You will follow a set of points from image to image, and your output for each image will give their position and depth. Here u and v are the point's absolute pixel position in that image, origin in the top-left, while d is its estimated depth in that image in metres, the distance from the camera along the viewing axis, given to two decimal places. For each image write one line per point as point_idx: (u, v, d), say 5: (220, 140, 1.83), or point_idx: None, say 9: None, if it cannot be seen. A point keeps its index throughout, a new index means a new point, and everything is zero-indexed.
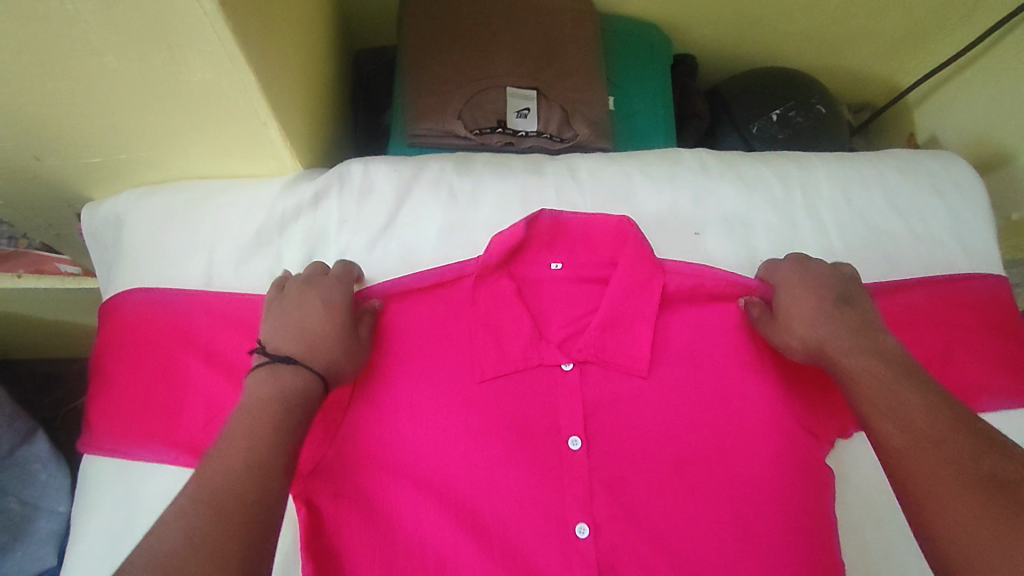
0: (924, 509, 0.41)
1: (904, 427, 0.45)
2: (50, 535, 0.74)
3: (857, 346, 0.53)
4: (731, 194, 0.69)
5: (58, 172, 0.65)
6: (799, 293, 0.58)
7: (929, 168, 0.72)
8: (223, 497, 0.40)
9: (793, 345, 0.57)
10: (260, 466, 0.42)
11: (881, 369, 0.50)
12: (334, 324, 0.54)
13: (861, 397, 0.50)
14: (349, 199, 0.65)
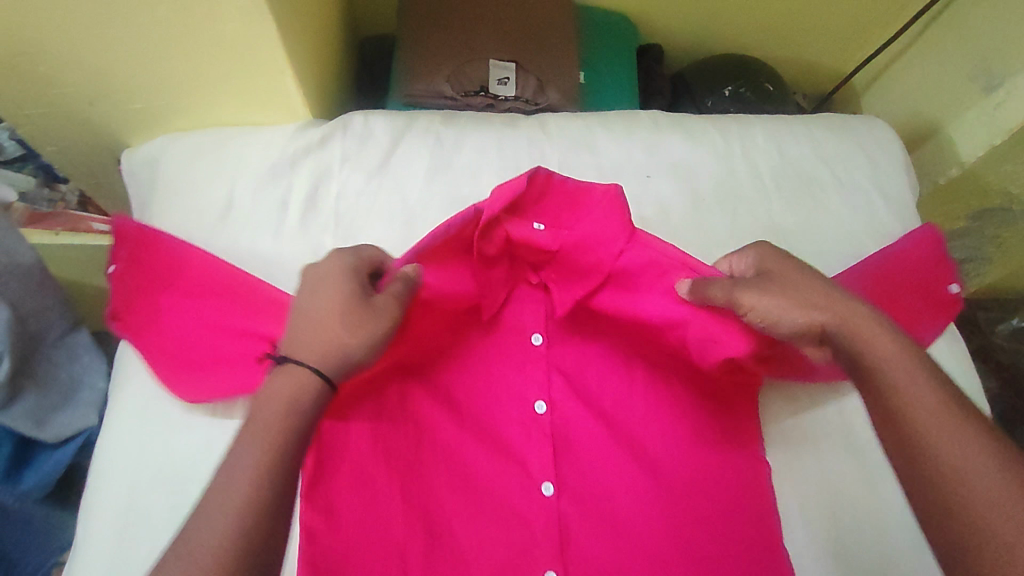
0: (967, 511, 0.42)
1: (939, 417, 0.46)
2: (90, 406, 0.66)
3: (869, 322, 0.51)
4: (679, 146, 0.80)
5: (105, 118, 0.77)
6: (801, 296, 0.53)
7: (853, 127, 0.83)
8: (252, 497, 0.44)
9: (780, 321, 0.54)
10: (276, 472, 0.45)
11: (893, 340, 0.50)
12: (344, 312, 0.52)
13: (881, 370, 0.49)
14: (351, 142, 0.77)
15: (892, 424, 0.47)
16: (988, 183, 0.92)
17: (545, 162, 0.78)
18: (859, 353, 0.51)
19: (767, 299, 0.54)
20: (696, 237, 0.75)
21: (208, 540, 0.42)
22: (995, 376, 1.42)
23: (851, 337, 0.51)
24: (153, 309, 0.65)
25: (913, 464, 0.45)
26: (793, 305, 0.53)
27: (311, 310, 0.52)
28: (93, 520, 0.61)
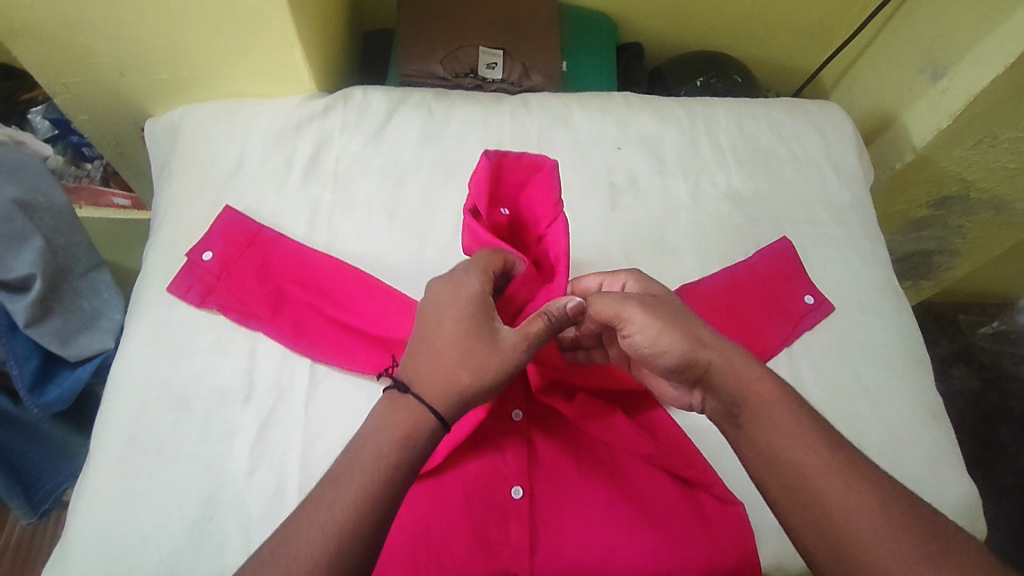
0: (825, 512, 0.49)
1: (817, 456, 0.50)
2: (108, 334, 0.77)
3: (744, 356, 0.56)
4: (648, 122, 0.88)
5: (133, 88, 0.86)
6: (667, 308, 0.58)
7: (810, 109, 0.93)
8: (358, 511, 0.46)
9: (660, 348, 0.57)
10: (381, 486, 0.47)
11: (764, 374, 0.55)
12: (468, 349, 0.53)
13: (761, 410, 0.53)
14: (351, 113, 0.85)
15: (776, 468, 0.51)
16: (939, 166, 1.00)
17: (525, 133, 0.86)
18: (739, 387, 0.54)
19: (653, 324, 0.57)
20: (660, 200, 0.83)
21: (305, 539, 0.44)
22: (974, 375, 1.44)
23: (731, 369, 0.55)
24: (264, 288, 0.72)
25: (795, 503, 0.50)
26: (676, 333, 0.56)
27: (438, 335, 0.53)
28: (105, 428, 0.66)
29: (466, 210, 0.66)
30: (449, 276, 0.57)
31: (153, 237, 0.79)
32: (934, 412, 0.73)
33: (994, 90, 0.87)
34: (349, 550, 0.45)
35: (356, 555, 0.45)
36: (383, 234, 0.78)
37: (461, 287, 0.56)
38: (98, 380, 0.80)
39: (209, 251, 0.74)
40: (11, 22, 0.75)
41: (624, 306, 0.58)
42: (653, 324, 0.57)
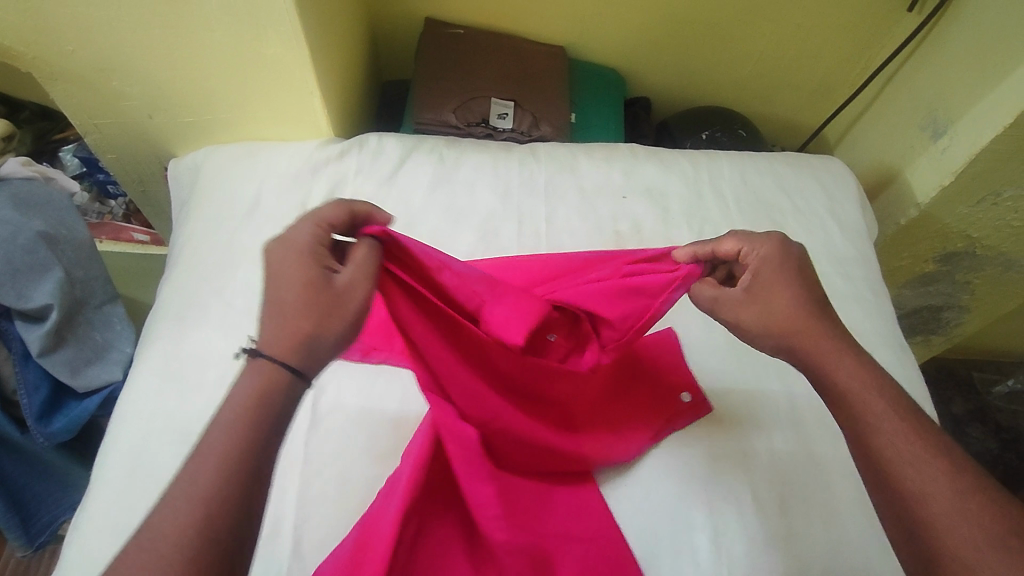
0: (912, 498, 0.45)
1: (906, 445, 0.47)
2: (117, 367, 0.77)
3: (828, 347, 0.53)
4: (653, 172, 0.91)
5: (160, 130, 0.91)
6: (764, 296, 0.58)
7: (813, 164, 0.96)
8: (210, 475, 0.41)
9: (755, 334, 0.58)
10: (234, 444, 0.43)
11: (872, 377, 0.51)
12: (302, 301, 0.48)
13: (850, 403, 0.51)
14: (366, 157, 0.89)
15: (862, 457, 0.49)
16: (944, 222, 1.01)
17: (533, 180, 0.89)
18: (830, 386, 0.52)
19: (741, 315, 0.58)
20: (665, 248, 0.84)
21: (174, 501, 0.41)
22: (990, 435, 1.40)
23: (817, 371, 0.54)
24: None
25: (888, 507, 0.46)
26: (768, 326, 0.57)
27: (277, 292, 0.49)
28: (106, 462, 0.66)
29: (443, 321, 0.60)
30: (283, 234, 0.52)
31: (170, 272, 0.81)
32: None
33: (994, 150, 0.88)
34: (214, 511, 0.40)
35: (223, 516, 0.41)
36: None
37: (292, 244, 0.51)
38: (105, 412, 0.80)
39: None
40: (50, 67, 0.80)
41: (716, 292, 0.61)
42: (748, 313, 0.58)
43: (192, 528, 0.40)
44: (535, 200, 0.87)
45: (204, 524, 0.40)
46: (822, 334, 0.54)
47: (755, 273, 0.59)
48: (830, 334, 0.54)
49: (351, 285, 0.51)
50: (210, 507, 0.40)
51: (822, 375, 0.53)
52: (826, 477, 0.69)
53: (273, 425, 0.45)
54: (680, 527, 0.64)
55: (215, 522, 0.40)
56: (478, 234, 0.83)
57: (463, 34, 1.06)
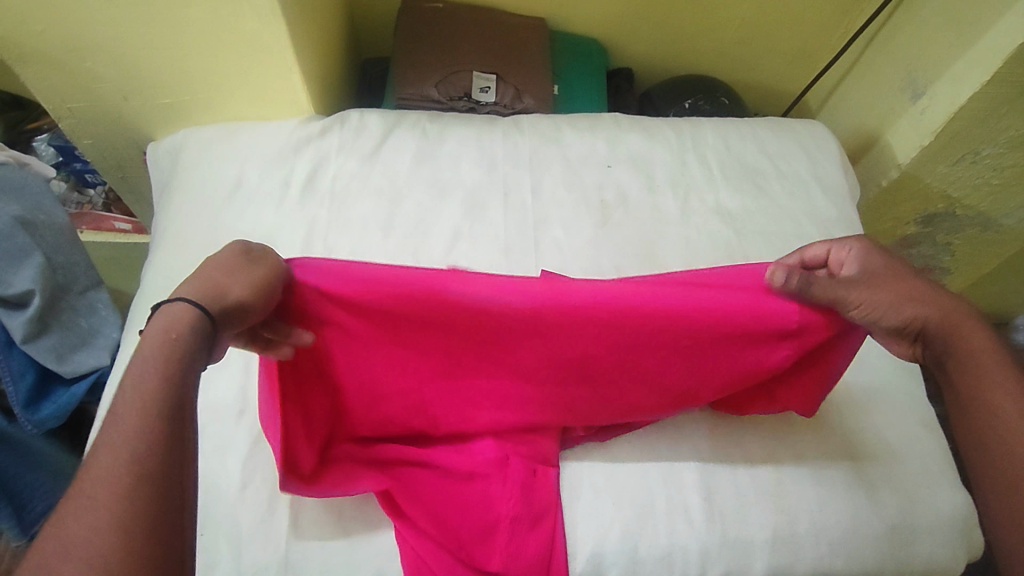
0: (1019, 477, 0.50)
1: (1016, 408, 0.52)
2: (105, 351, 0.77)
3: (961, 317, 0.56)
4: (638, 141, 0.91)
5: (136, 112, 0.89)
6: (901, 287, 0.57)
7: (795, 128, 0.97)
8: (139, 416, 0.42)
9: (880, 316, 0.56)
10: (162, 386, 0.43)
11: (1011, 376, 0.54)
12: (234, 269, 0.50)
13: (970, 362, 0.55)
14: (348, 134, 0.88)
15: (971, 412, 0.54)
16: (925, 183, 1.02)
17: (517, 151, 0.89)
18: (956, 348, 0.55)
19: (869, 301, 0.56)
20: (651, 215, 0.85)
21: (107, 446, 0.41)
22: None
23: (949, 338, 0.56)
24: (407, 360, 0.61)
25: (997, 452, 0.52)
26: (909, 296, 0.56)
27: (212, 259, 0.51)
28: None
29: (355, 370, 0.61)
30: (225, 236, 0.55)
31: (154, 255, 0.80)
32: (927, 422, 0.73)
33: (972, 108, 0.90)
34: (150, 444, 0.41)
35: (162, 451, 0.41)
36: (377, 251, 0.79)
37: (234, 241, 0.54)
38: (93, 398, 0.79)
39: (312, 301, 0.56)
40: (20, 48, 0.78)
41: (840, 284, 0.57)
42: (868, 296, 0.56)
43: (129, 466, 0.40)
44: (520, 171, 0.87)
45: (140, 460, 0.40)
46: (957, 300, 0.57)
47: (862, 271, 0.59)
48: (958, 302, 0.57)
49: (271, 264, 0.53)
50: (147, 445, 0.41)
51: (948, 341, 0.56)
52: (815, 431, 0.70)
53: (189, 365, 0.45)
54: (672, 489, 0.65)
55: (151, 454, 0.41)
56: (464, 208, 0.83)
57: (441, 7, 1.05)
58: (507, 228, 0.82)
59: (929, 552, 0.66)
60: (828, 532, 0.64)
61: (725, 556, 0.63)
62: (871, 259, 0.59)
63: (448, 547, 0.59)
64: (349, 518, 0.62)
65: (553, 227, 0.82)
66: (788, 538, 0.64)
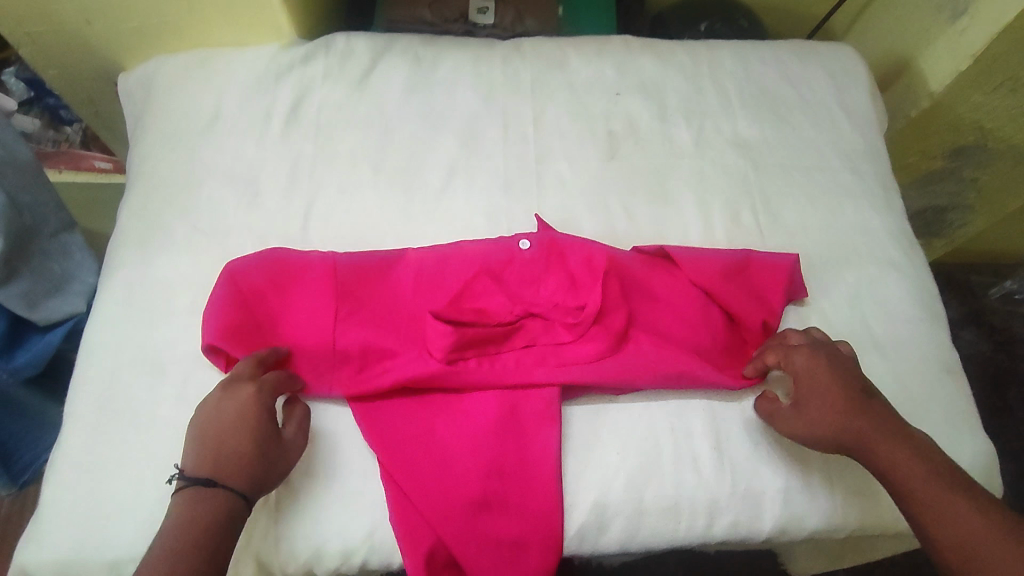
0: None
1: (972, 526, 0.50)
2: (80, 298, 0.76)
3: (875, 424, 0.56)
4: (649, 66, 0.84)
5: (102, 37, 0.81)
6: (813, 372, 0.59)
7: (821, 51, 0.89)
8: (188, 547, 0.48)
9: (810, 437, 0.58)
10: (209, 518, 0.50)
11: (933, 467, 0.53)
12: None
13: (942, 541, 0.50)
14: (333, 59, 0.81)
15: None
16: (957, 112, 0.95)
17: (518, 78, 0.81)
18: (920, 525, 0.52)
19: (797, 432, 0.59)
20: (662, 147, 0.79)
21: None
22: (985, 337, 1.26)
23: (864, 454, 0.56)
24: (379, 304, 0.64)
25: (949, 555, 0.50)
26: (817, 432, 0.58)
27: None
28: (77, 395, 0.62)
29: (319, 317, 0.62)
30: None
31: (129, 194, 0.74)
32: (950, 367, 0.69)
33: (1018, 27, 0.82)
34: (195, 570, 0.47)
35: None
36: (367, 187, 0.74)
37: None
38: (72, 344, 0.79)
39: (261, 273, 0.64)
40: None
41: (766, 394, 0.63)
42: (798, 422, 0.59)
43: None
44: (521, 101, 0.80)
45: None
46: (869, 417, 0.56)
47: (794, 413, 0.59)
48: (871, 416, 0.56)
49: None
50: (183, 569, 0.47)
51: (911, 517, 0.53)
52: None
53: (225, 537, 0.50)
54: (678, 438, 0.62)
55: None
56: (461, 141, 0.77)
57: None
58: (507, 163, 0.76)
59: None
60: (840, 480, 0.62)
61: (732, 509, 0.60)
62: (809, 417, 0.58)
63: (428, 514, 0.56)
64: (341, 470, 0.59)
65: (556, 160, 0.76)
66: (800, 488, 0.61)
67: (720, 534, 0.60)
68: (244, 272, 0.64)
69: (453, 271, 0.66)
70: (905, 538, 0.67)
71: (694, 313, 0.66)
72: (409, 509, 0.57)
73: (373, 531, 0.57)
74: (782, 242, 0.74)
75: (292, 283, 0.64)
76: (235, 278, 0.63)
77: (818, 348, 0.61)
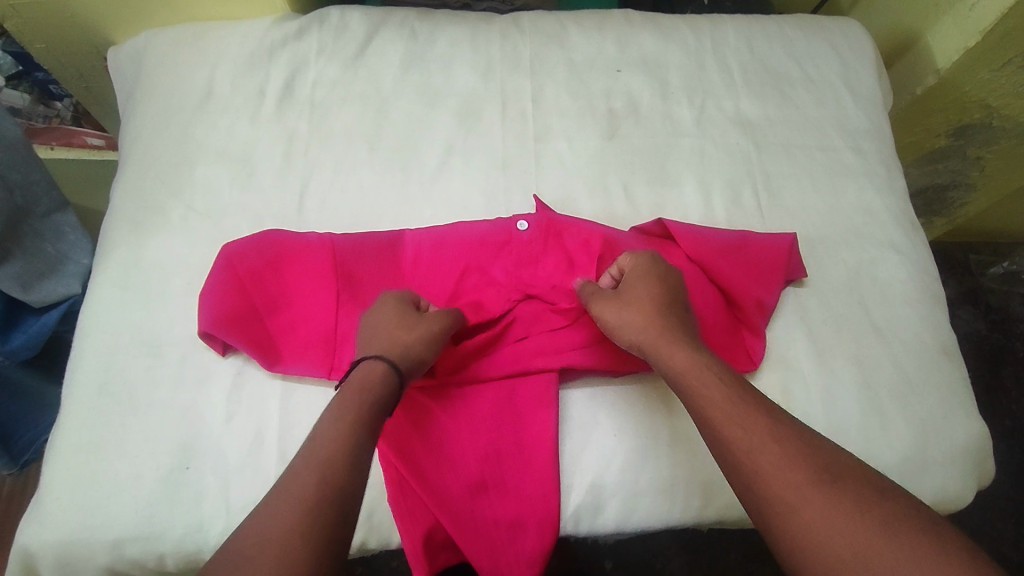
0: (810, 536, 0.43)
1: (754, 438, 0.47)
2: (74, 280, 0.76)
3: (677, 335, 0.56)
4: (651, 41, 0.82)
5: (90, 9, 0.79)
6: (643, 279, 0.60)
7: (828, 27, 0.87)
8: (339, 436, 0.48)
9: (622, 332, 0.58)
10: (361, 408, 0.50)
11: (760, 411, 0.49)
12: None
13: (727, 451, 0.48)
14: (327, 33, 0.79)
15: (755, 507, 0.46)
16: (964, 90, 0.93)
17: (516, 54, 0.79)
18: (709, 433, 0.50)
19: (608, 319, 0.59)
20: (664, 125, 0.77)
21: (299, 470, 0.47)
22: (981, 316, 1.26)
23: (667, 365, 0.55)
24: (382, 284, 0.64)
25: (778, 512, 0.44)
26: (626, 327, 0.58)
27: None
28: (74, 376, 0.62)
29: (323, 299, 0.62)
30: None
31: (121, 173, 0.73)
32: (948, 349, 0.69)
33: None
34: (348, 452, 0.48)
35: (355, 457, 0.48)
36: (363, 166, 0.72)
37: None
38: (68, 328, 0.80)
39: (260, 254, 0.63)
40: None
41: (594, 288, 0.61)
42: (613, 314, 0.59)
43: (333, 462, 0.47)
44: (520, 77, 0.78)
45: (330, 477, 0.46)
46: (674, 332, 0.56)
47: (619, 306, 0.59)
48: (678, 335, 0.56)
49: None
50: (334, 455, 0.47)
51: (708, 439, 0.50)
52: (831, 360, 0.66)
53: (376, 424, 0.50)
54: (675, 420, 0.62)
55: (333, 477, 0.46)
56: (458, 119, 0.76)
57: None
58: (505, 142, 0.75)
59: (940, 484, 0.63)
60: None
61: (726, 490, 0.61)
62: (628, 314, 0.58)
63: (431, 497, 0.57)
64: None
65: (555, 139, 0.75)
66: None
67: (714, 515, 0.61)
68: (241, 255, 0.63)
69: (451, 252, 0.65)
70: None
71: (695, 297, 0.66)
72: (409, 492, 0.57)
73: (372, 510, 0.58)
74: (783, 222, 0.73)
75: (291, 266, 0.64)
76: (234, 259, 0.63)
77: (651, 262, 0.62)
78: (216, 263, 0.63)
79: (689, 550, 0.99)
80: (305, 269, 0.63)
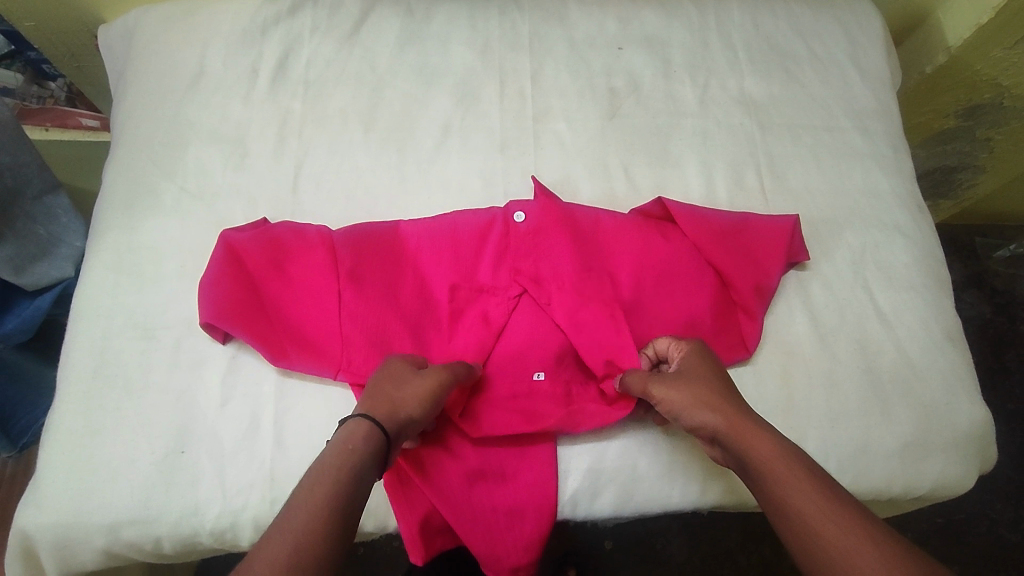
0: None
1: (812, 499, 0.44)
2: (68, 262, 0.75)
3: (743, 413, 0.51)
4: (653, 18, 0.80)
5: None
6: (691, 354, 0.56)
7: (835, 3, 0.84)
8: (339, 463, 0.45)
9: (690, 419, 0.52)
10: (359, 441, 0.47)
11: (807, 466, 0.46)
12: None
13: (787, 512, 0.45)
14: (321, 11, 0.77)
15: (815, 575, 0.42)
16: (974, 68, 0.91)
17: (515, 32, 0.77)
18: (767, 493, 0.46)
19: (669, 399, 0.53)
20: (666, 105, 0.76)
21: (299, 497, 0.43)
22: (985, 299, 1.25)
23: (725, 436, 0.50)
24: (381, 271, 0.62)
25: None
26: (693, 406, 0.52)
27: None
28: (67, 359, 0.61)
29: (322, 286, 0.61)
30: None
31: (113, 154, 0.72)
32: (951, 333, 0.68)
33: None
34: (348, 485, 0.45)
35: (355, 488, 0.45)
36: (359, 147, 0.71)
37: None
38: (63, 311, 0.79)
39: (257, 241, 0.62)
40: None
41: (642, 376, 0.56)
42: (670, 396, 0.53)
43: (336, 483, 0.44)
44: (518, 55, 0.76)
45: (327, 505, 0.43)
46: (729, 398, 0.52)
47: (671, 382, 0.54)
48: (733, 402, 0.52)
49: None
50: (334, 481, 0.44)
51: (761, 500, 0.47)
52: (833, 345, 0.65)
53: (375, 462, 0.47)
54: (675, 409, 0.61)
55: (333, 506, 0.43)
56: (455, 98, 0.74)
57: None
58: (503, 122, 0.73)
59: (941, 469, 0.62)
60: (836, 446, 0.61)
61: (723, 475, 0.61)
62: (681, 394, 0.53)
63: (431, 486, 0.56)
64: None
65: (555, 119, 0.74)
66: None
67: (713, 501, 0.61)
68: (239, 240, 0.62)
69: (451, 239, 0.64)
70: (896, 503, 0.67)
71: (697, 284, 0.64)
72: (408, 478, 0.57)
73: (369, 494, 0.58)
74: (787, 204, 0.72)
75: (288, 254, 0.62)
76: (232, 246, 0.62)
77: (694, 342, 0.58)
78: (215, 249, 0.62)
79: (688, 531, 0.99)
80: (302, 256, 0.62)
